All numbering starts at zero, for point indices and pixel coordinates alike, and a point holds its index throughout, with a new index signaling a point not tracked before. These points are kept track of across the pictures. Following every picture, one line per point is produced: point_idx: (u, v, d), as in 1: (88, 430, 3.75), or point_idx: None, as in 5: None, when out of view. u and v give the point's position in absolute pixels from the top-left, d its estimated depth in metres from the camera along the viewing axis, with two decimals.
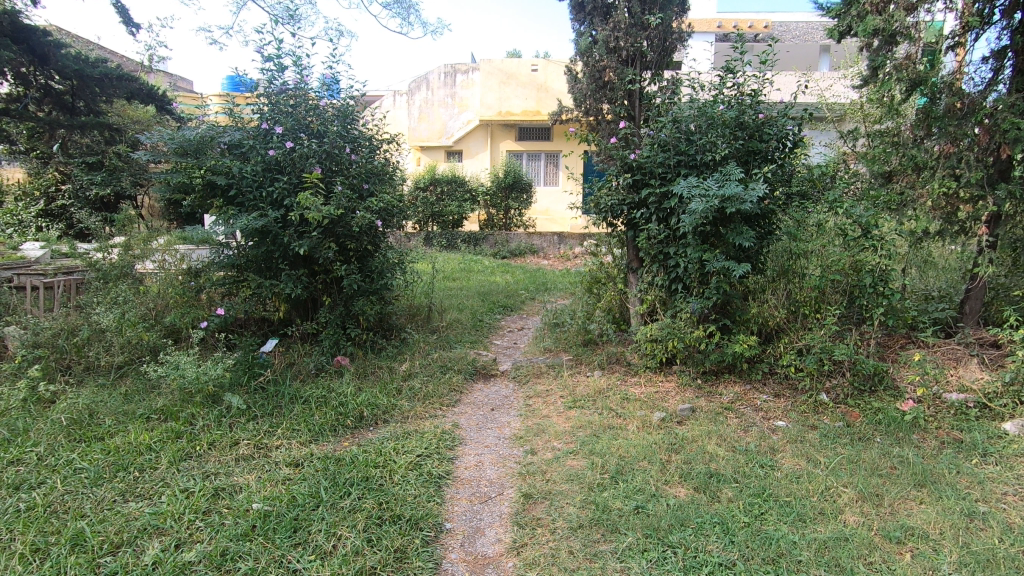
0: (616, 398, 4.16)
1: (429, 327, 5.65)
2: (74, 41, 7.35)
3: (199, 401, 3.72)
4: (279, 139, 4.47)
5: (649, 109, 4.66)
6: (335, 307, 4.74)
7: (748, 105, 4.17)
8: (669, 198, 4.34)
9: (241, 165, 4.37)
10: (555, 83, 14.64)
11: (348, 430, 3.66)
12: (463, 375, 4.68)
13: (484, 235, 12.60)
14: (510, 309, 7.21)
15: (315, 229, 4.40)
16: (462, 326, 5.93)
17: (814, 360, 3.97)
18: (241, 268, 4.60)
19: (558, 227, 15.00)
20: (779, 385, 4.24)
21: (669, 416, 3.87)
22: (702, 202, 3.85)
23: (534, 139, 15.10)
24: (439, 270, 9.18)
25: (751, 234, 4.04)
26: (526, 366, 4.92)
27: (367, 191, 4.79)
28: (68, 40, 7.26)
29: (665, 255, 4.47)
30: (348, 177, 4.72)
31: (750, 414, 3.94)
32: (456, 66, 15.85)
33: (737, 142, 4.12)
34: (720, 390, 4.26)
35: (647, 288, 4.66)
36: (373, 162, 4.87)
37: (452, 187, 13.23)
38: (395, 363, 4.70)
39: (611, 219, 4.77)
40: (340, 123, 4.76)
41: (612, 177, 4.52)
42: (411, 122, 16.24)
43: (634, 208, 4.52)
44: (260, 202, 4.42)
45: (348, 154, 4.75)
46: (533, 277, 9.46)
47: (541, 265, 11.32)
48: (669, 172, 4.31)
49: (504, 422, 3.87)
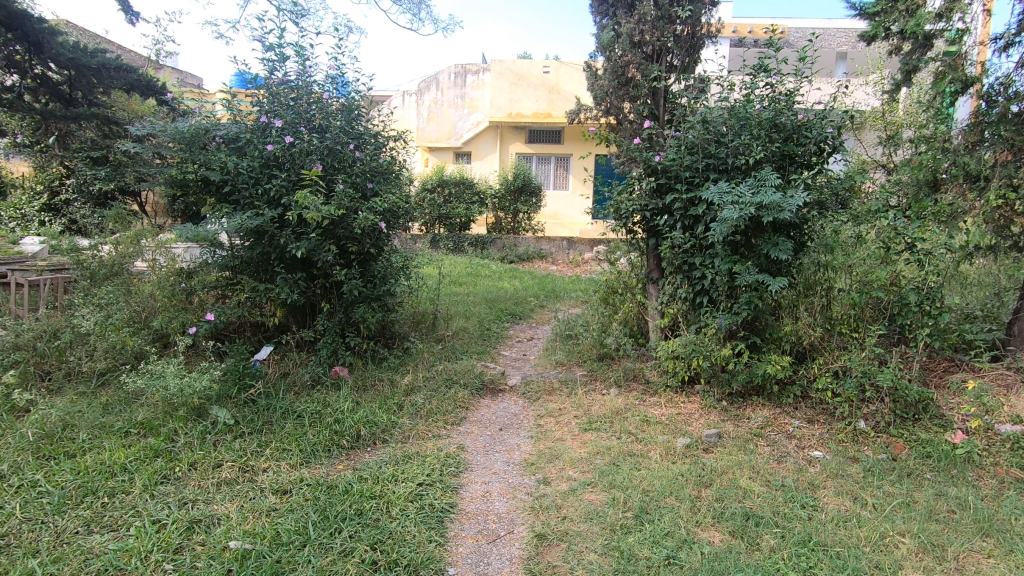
0: (635, 420, 3.83)
1: (433, 336, 5.34)
2: (74, 30, 7.09)
3: (183, 415, 3.42)
4: (278, 133, 4.19)
5: (675, 108, 4.33)
6: (334, 314, 4.44)
7: (785, 106, 3.85)
8: (696, 204, 4.01)
9: (237, 161, 4.09)
10: (566, 85, 14.36)
11: (344, 451, 3.35)
12: (469, 390, 4.36)
13: (492, 239, 12.30)
14: (519, 317, 6.89)
15: (313, 230, 4.10)
16: (469, 336, 5.62)
17: (854, 385, 3.64)
18: (234, 270, 4.30)
19: (570, 231, 14.72)
20: (813, 410, 3.90)
21: (695, 442, 3.54)
22: (736, 209, 3.52)
23: (545, 142, 14.81)
24: (445, 274, 8.89)
25: (787, 245, 3.70)
26: (537, 381, 4.60)
27: (371, 191, 4.49)
28: (67, 29, 7.01)
29: (690, 266, 4.14)
30: (351, 175, 4.42)
31: (782, 443, 3.61)
32: (466, 66, 15.58)
33: (773, 145, 3.80)
34: (748, 413, 3.93)
35: (669, 301, 4.33)
36: (378, 160, 4.57)
37: (461, 189, 12.93)
38: (397, 375, 4.39)
39: (632, 226, 4.44)
40: (344, 118, 4.47)
41: (634, 181, 4.20)
42: (420, 123, 15.96)
43: (658, 214, 4.20)
44: (256, 200, 4.13)
45: (352, 151, 4.45)
46: (542, 283, 9.14)
47: (550, 271, 11.02)
48: (697, 176, 3.99)
49: (513, 445, 3.56)
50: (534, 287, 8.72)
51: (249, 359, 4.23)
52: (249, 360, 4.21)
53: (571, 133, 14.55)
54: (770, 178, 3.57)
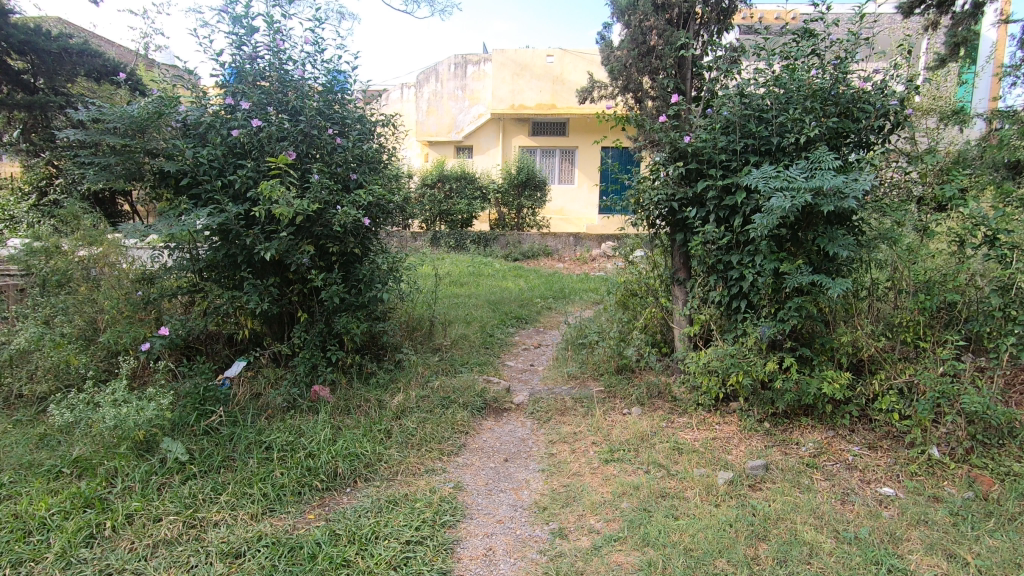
0: (664, 448, 3.25)
1: (429, 346, 4.75)
2: (56, 23, 6.62)
3: (126, 451, 2.86)
4: (245, 116, 3.62)
5: (705, 82, 3.72)
6: (313, 324, 3.85)
7: (840, 73, 3.23)
8: (733, 192, 3.41)
9: (196, 149, 3.51)
10: (571, 74, 13.72)
11: (317, 494, 2.78)
12: (469, 411, 3.79)
13: (494, 236, 11.72)
14: (525, 322, 6.29)
15: (286, 229, 3.52)
16: (469, 344, 5.03)
17: (928, 406, 3.04)
18: (197, 275, 3.72)
19: (575, 227, 14.21)
20: (874, 434, 3.30)
21: (739, 477, 2.95)
22: (787, 196, 2.93)
23: (549, 133, 14.18)
24: (446, 275, 8.32)
25: (846, 239, 3.10)
26: (547, 398, 4.02)
27: (354, 183, 3.90)
28: (46, 20, 6.51)
29: (725, 265, 3.54)
30: (331, 164, 3.84)
31: (842, 476, 3.01)
32: (467, 57, 14.97)
33: (828, 120, 3.19)
34: (796, 439, 3.34)
35: (700, 306, 3.73)
36: (362, 147, 3.99)
37: (462, 184, 12.34)
38: (386, 395, 3.81)
39: (656, 219, 3.85)
40: (322, 99, 3.89)
41: (659, 165, 3.60)
42: (419, 116, 15.38)
43: (687, 205, 3.60)
44: (220, 194, 3.55)
45: (331, 137, 3.87)
46: (548, 282, 8.55)
47: (557, 268, 10.47)
48: (734, 159, 3.39)
49: (521, 482, 2.99)
50: (540, 287, 8.14)
51: (215, 378, 3.66)
52: (215, 380, 3.64)
53: (576, 125, 13.93)
54: (827, 158, 2.97)
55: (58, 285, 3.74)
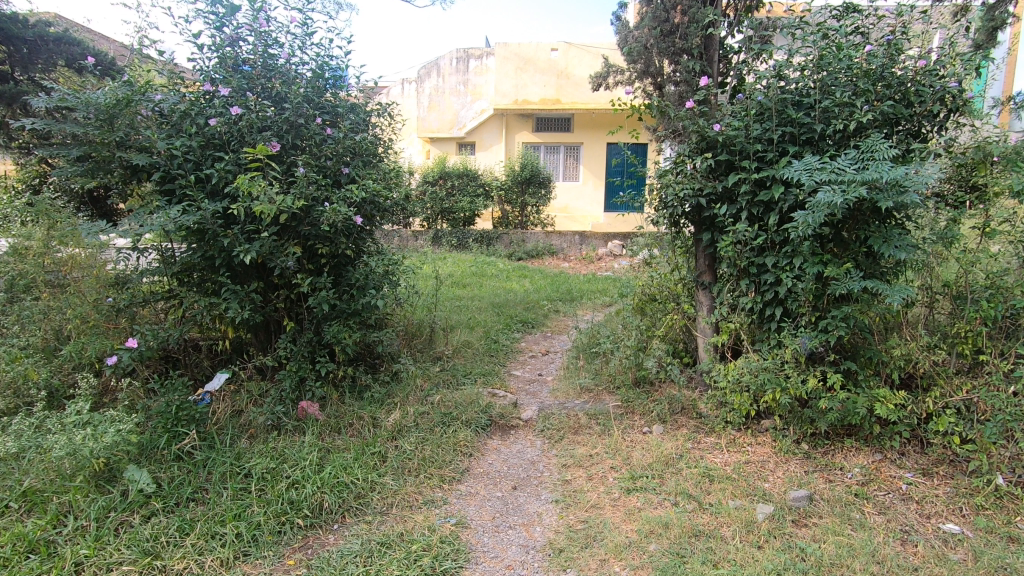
0: (693, 475, 2.89)
1: (429, 355, 4.39)
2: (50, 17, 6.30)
3: (82, 483, 2.52)
4: (224, 104, 3.26)
5: (733, 64, 3.35)
6: (301, 333, 3.49)
7: (894, 51, 2.85)
8: (769, 187, 3.04)
9: (169, 139, 3.16)
10: (576, 68, 13.33)
11: (300, 533, 2.43)
12: (473, 429, 3.43)
13: (497, 235, 11.37)
14: (531, 327, 5.91)
15: (269, 229, 3.17)
16: (473, 353, 4.66)
17: (995, 430, 2.67)
18: (173, 280, 3.37)
19: (580, 226, 13.93)
20: (929, 459, 2.93)
21: (780, 511, 2.59)
22: (837, 190, 2.56)
23: (554, 129, 13.79)
24: (448, 276, 7.95)
25: (901, 239, 2.73)
26: (559, 414, 3.66)
27: (346, 177, 3.54)
28: (36, 13, 6.16)
29: (759, 268, 3.17)
30: (320, 157, 3.48)
31: (897, 509, 2.65)
32: (469, 51, 14.61)
33: (881, 104, 2.81)
34: (841, 464, 2.97)
35: (729, 313, 3.36)
36: (355, 139, 3.62)
37: (464, 181, 11.95)
38: (381, 412, 3.46)
39: (679, 217, 3.47)
40: (310, 85, 3.53)
41: (684, 157, 3.23)
42: (420, 112, 15.00)
43: (715, 201, 3.23)
44: (196, 189, 3.19)
45: (321, 127, 3.51)
46: (554, 283, 8.18)
47: (562, 268, 10.11)
48: (770, 150, 3.02)
49: (532, 516, 2.64)
50: (547, 288, 7.77)
51: (194, 394, 3.32)
52: (193, 396, 3.30)
53: (581, 120, 13.55)
54: (881, 147, 2.61)
55: (21, 290, 3.39)
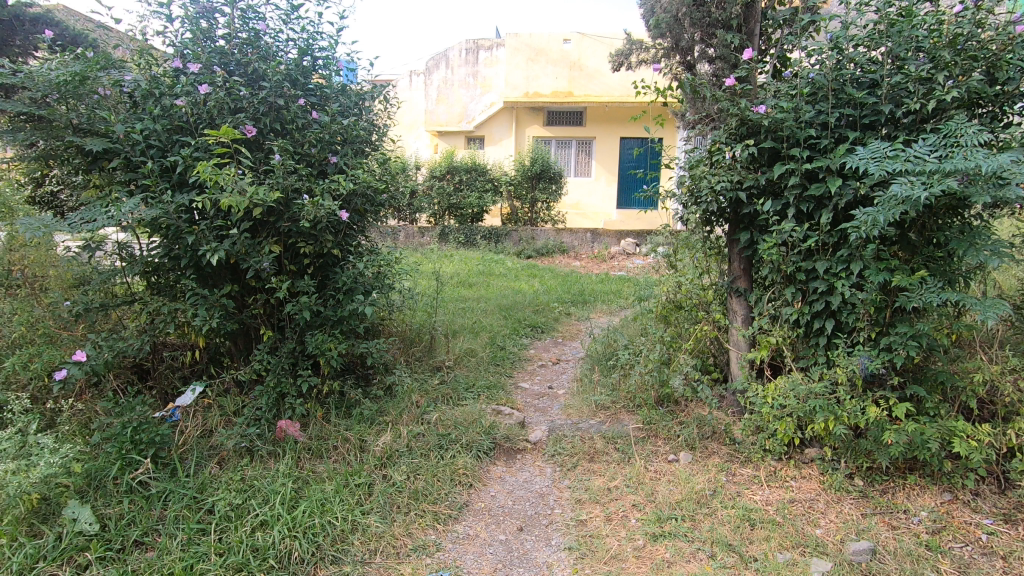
0: (729, 517, 2.47)
1: (427, 365, 3.98)
2: None
3: (10, 526, 2.14)
4: (192, 82, 2.86)
5: (779, 36, 2.89)
6: (281, 343, 3.09)
7: (981, 16, 2.38)
8: (822, 179, 2.60)
9: (128, 123, 2.77)
10: (589, 60, 12.85)
11: None
12: (474, 454, 3.02)
13: (506, 231, 10.94)
14: (541, 332, 5.48)
15: (242, 225, 2.77)
16: (477, 362, 4.25)
17: None
18: (135, 282, 2.98)
19: (592, 223, 13.50)
20: (1011, 502, 2.48)
21: (837, 569, 2.16)
22: (916, 182, 2.12)
23: (566, 122, 13.32)
24: (454, 275, 7.55)
25: (987, 242, 2.27)
26: (572, 436, 3.23)
27: (333, 168, 3.13)
28: None
29: (807, 274, 2.73)
30: (303, 143, 3.07)
31: (978, 568, 2.21)
32: (479, 42, 14.17)
33: (966, 79, 2.34)
34: (904, 506, 2.52)
35: (771, 325, 2.91)
36: (344, 124, 3.21)
37: (472, 176, 11.44)
38: (369, 433, 3.05)
39: (712, 215, 3.02)
40: (293, 61, 3.12)
41: (721, 145, 2.78)
42: (428, 105, 14.56)
43: (756, 196, 2.78)
44: (159, 179, 2.79)
45: (304, 110, 3.10)
46: (565, 283, 7.74)
47: (574, 267, 9.67)
48: (825, 135, 2.57)
49: (540, 569, 2.23)
50: (558, 289, 7.34)
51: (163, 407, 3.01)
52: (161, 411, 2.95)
53: (594, 114, 13.07)
54: (969, 131, 2.16)
55: None
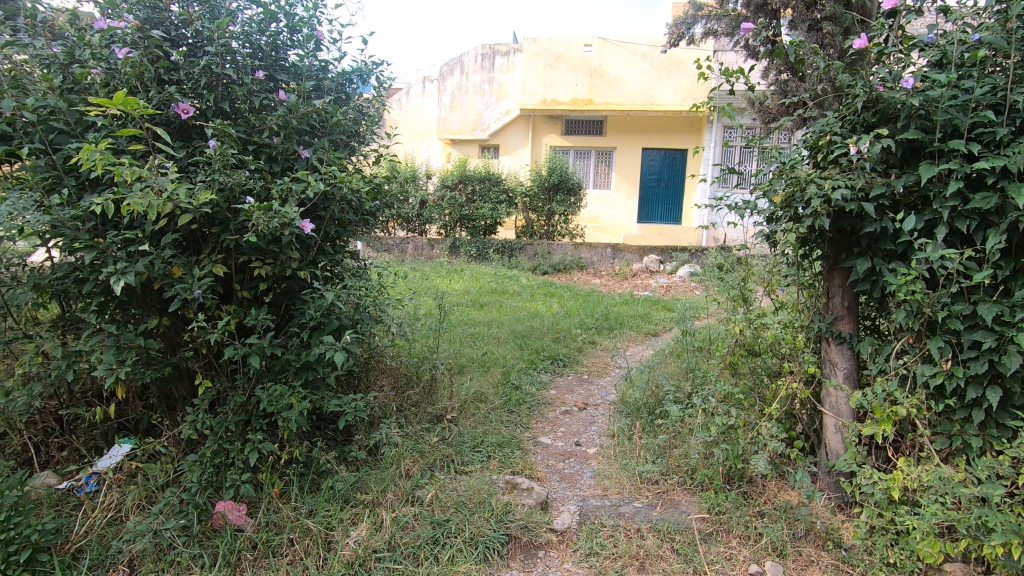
0: None
1: (423, 416, 3.17)
2: None
3: None
4: (112, 42, 2.11)
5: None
6: (227, 396, 2.31)
7: None
8: (994, 185, 1.80)
9: (19, 97, 2.02)
10: (611, 66, 12.13)
11: None
12: (482, 554, 2.20)
13: (521, 245, 10.18)
14: (562, 367, 4.66)
15: (167, 239, 2.00)
16: (486, 410, 3.44)
17: None
18: (31, 312, 2.21)
19: (611, 237, 12.68)
20: None
21: None
22: None
23: (586, 131, 12.56)
24: (463, 295, 6.78)
25: None
26: (611, 526, 2.40)
27: (304, 164, 2.36)
28: None
29: (963, 321, 1.90)
30: (262, 128, 2.30)
31: None
32: (496, 47, 13.52)
33: None
34: None
35: (900, 390, 2.07)
36: (321, 107, 2.44)
37: (486, 186, 10.72)
38: (338, 521, 2.26)
39: (810, 235, 2.20)
40: (252, 23, 2.36)
41: (837, 136, 1.99)
42: (441, 112, 13.87)
43: (886, 209, 1.97)
44: (61, 173, 2.04)
45: (266, 89, 2.34)
46: (587, 305, 6.91)
47: (594, 285, 8.87)
48: (1000, 121, 1.77)
49: None
50: (580, 311, 6.52)
51: (80, 472, 2.34)
52: (63, 483, 2.30)
53: (616, 123, 12.31)
54: None
55: None
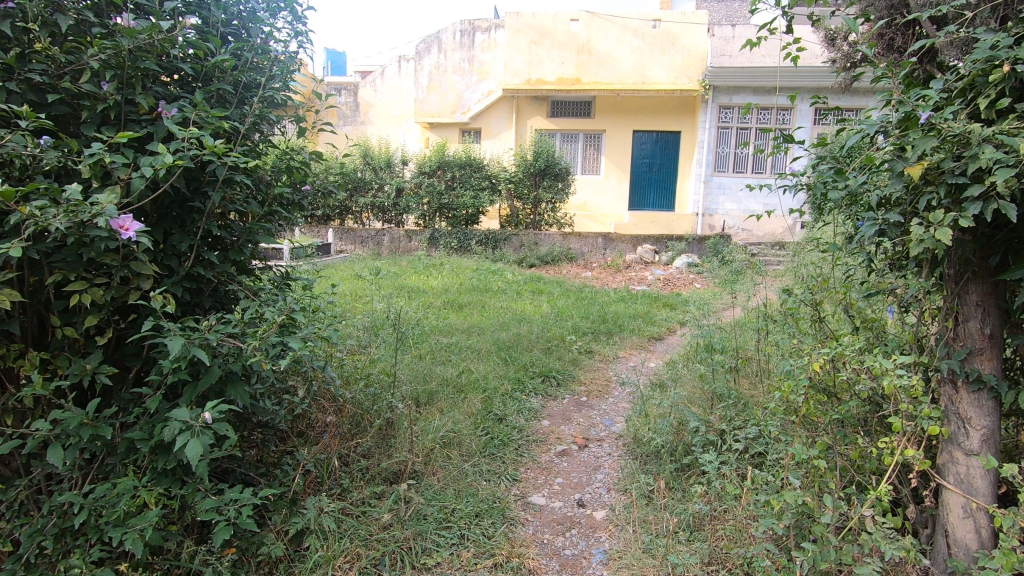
0: None
1: (373, 477, 2.35)
2: None
3: None
4: None
5: None
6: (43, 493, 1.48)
7: None
8: None
9: None
10: (600, 43, 11.25)
11: None
12: None
13: (505, 236, 9.35)
14: (556, 387, 3.83)
15: None
16: (459, 460, 2.62)
17: None
18: None
19: (602, 226, 11.86)
20: None
21: None
22: None
23: (573, 113, 11.69)
24: (440, 294, 5.93)
25: None
26: None
27: (158, 129, 1.52)
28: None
29: None
30: (76, 70, 1.43)
31: None
32: (475, 23, 12.53)
33: None
34: None
35: None
36: (184, 41, 1.58)
37: (466, 172, 9.80)
38: None
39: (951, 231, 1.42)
40: None
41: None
42: (418, 93, 12.87)
43: None
44: None
45: (92, 8, 1.49)
46: (581, 304, 6.08)
47: (586, 279, 8.07)
48: None
49: None
50: (574, 312, 5.69)
51: None
52: None
53: (605, 104, 11.46)
54: None
55: None
